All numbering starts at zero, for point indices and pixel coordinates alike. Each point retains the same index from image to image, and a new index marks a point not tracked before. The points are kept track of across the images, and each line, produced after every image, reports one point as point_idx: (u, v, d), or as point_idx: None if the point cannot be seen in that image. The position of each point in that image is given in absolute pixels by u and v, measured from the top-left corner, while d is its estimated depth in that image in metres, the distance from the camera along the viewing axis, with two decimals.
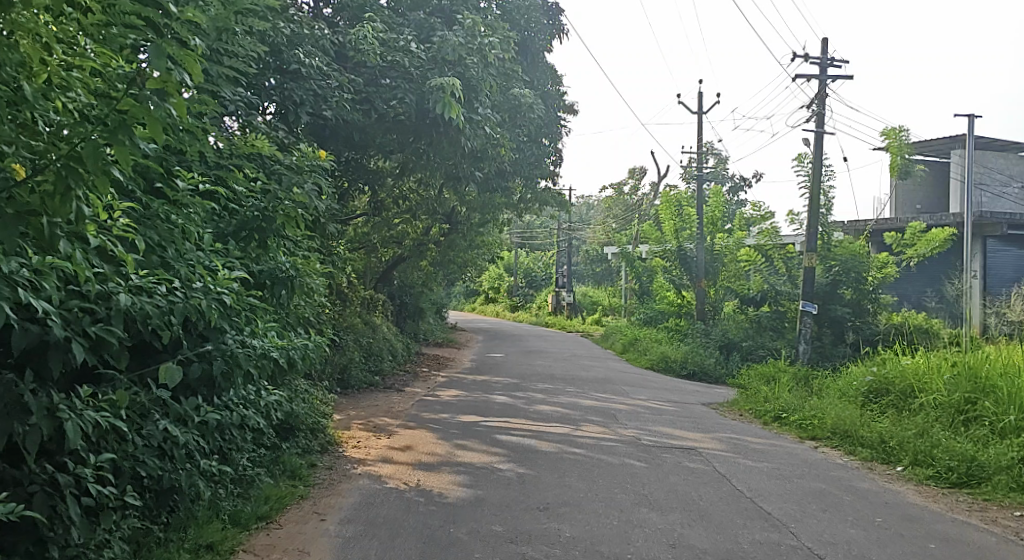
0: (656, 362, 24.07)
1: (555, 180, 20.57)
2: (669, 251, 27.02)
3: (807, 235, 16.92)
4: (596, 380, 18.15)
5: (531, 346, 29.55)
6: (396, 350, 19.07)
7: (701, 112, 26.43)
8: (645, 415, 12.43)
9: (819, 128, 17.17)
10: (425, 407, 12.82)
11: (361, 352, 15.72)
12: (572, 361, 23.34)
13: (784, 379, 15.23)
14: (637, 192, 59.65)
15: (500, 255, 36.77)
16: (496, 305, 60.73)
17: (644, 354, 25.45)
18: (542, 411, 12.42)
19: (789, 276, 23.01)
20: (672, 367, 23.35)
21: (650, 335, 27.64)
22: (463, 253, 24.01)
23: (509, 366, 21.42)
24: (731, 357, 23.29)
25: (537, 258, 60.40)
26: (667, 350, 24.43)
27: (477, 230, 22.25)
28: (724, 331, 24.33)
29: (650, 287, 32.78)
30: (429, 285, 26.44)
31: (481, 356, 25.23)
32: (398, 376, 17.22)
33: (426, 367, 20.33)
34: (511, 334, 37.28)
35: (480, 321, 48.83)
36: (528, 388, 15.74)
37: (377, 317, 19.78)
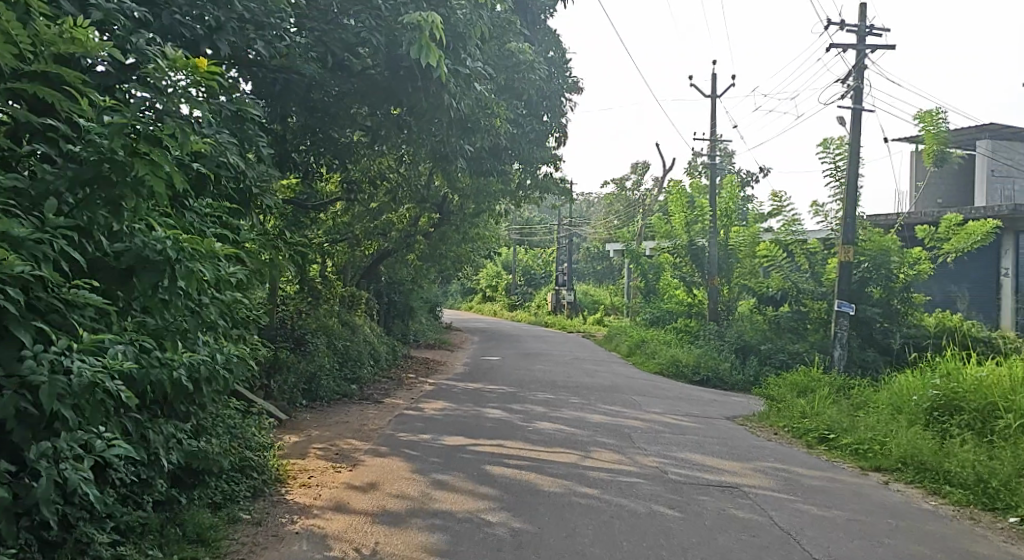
0: (665, 366, 22.07)
1: (558, 165, 18.59)
2: (679, 246, 25.01)
3: (843, 224, 14.93)
4: (602, 388, 16.14)
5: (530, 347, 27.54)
6: (379, 353, 17.06)
7: (715, 96, 24.43)
8: (664, 433, 10.42)
9: (856, 105, 15.18)
10: (404, 424, 10.78)
11: (334, 356, 13.72)
12: (575, 365, 21.35)
13: (822, 391, 13.16)
14: (640, 188, 57.68)
15: (496, 251, 34.76)
16: (493, 304, 58.67)
17: (652, 357, 23.45)
18: (543, 431, 10.38)
19: (812, 272, 21.00)
20: (683, 372, 21.36)
21: (657, 336, 25.62)
22: (455, 247, 22.01)
23: (506, 371, 19.43)
24: (748, 361, 21.30)
25: (537, 255, 58.34)
26: (678, 354, 22.43)
27: (470, 220, 20.24)
28: (740, 332, 22.33)
29: (656, 285, 30.78)
30: (420, 281, 24.43)
31: (475, 359, 23.23)
32: (379, 384, 15.22)
33: (413, 372, 18.31)
34: (509, 335, 35.26)
35: (476, 320, 46.78)
36: (526, 399, 13.71)
37: (358, 316, 17.78)
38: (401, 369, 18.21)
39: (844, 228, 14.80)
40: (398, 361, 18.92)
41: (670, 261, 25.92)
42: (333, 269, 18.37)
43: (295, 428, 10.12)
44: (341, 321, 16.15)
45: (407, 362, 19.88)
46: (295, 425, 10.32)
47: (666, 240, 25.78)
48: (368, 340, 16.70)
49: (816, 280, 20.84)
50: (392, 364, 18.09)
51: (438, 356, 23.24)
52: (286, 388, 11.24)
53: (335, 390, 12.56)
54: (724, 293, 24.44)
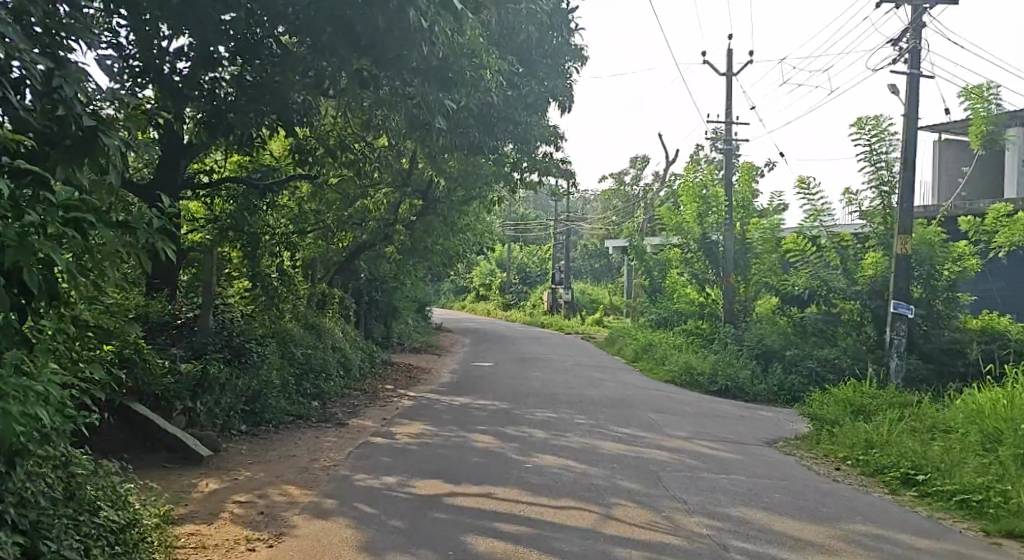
0: (677, 374, 19.68)
1: (558, 143, 16.24)
2: (690, 240, 22.60)
3: (901, 207, 12.48)
4: (612, 403, 13.76)
5: (526, 350, 25.13)
6: (350, 360, 14.60)
7: (732, 74, 22.08)
8: (701, 473, 8.06)
9: (913, 68, 12.85)
10: (368, 460, 8.37)
11: (288, 366, 11.29)
12: (576, 373, 18.97)
13: (885, 414, 10.79)
14: (640, 183, 55.32)
15: (489, 246, 32.29)
16: (486, 304, 56.23)
17: (661, 364, 21.05)
18: (547, 469, 7.99)
19: (845, 270, 18.58)
20: (698, 381, 18.97)
21: (666, 340, 23.22)
22: (443, 240, 19.62)
23: (498, 380, 17.02)
24: (771, 368, 18.96)
25: (533, 253, 55.96)
26: (691, 360, 20.06)
27: (457, 209, 17.84)
28: (761, 336, 19.95)
29: (663, 283, 28.37)
30: (403, 278, 21.98)
31: (465, 365, 20.79)
32: (347, 400, 12.83)
33: (392, 382, 15.90)
34: (502, 336, 32.81)
35: (468, 320, 44.31)
36: (521, 420, 11.29)
37: (326, 317, 15.33)
38: (375, 379, 15.75)
39: (900, 212, 12.37)
40: (373, 369, 16.44)
41: (681, 257, 23.50)
42: (300, 263, 15.96)
43: (221, 469, 7.71)
44: (305, 325, 13.70)
45: (385, 370, 17.43)
46: (223, 463, 7.95)
47: (676, 232, 23.32)
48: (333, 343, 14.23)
49: (849, 277, 18.44)
50: (367, 374, 15.64)
51: (421, 361, 20.80)
52: (215, 409, 8.85)
53: (284, 410, 10.17)
54: (740, 291, 21.97)
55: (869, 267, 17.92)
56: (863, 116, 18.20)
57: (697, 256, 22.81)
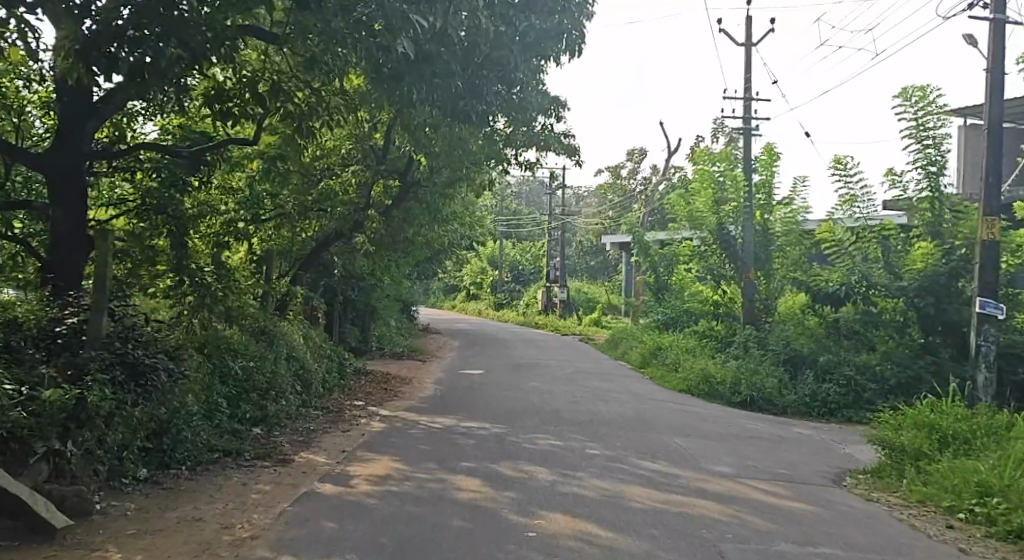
0: (694, 383, 17.18)
1: (558, 114, 13.85)
2: (704, 232, 20.14)
3: (984, 185, 10.14)
4: (629, 424, 11.33)
5: (520, 355, 22.62)
6: (309, 370, 12.18)
7: (750, 43, 19.69)
8: (779, 545, 5.67)
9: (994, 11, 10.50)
10: (303, 525, 5.92)
11: (214, 383, 8.85)
12: (579, 383, 16.53)
13: (986, 447, 8.44)
14: (638, 178, 52.97)
15: (479, 241, 29.80)
16: (477, 303, 53.75)
17: (674, 371, 18.54)
18: (560, 542, 5.56)
19: (887, 265, 16.32)
20: (719, 391, 16.48)
21: (678, 344, 20.71)
22: (424, 230, 17.09)
23: (489, 393, 14.56)
24: (802, 376, 16.55)
25: (526, 251, 53.42)
26: (708, 366, 17.63)
27: (441, 193, 15.37)
28: (789, 338, 17.51)
29: (670, 280, 25.92)
30: (378, 273, 19.40)
31: (452, 373, 18.30)
32: (300, 423, 10.35)
33: (363, 397, 13.41)
34: (494, 338, 30.31)
35: (457, 321, 41.80)
36: (519, 453, 8.82)
37: (281, 320, 12.86)
38: (342, 393, 13.28)
39: (985, 190, 10.02)
40: (339, 380, 13.96)
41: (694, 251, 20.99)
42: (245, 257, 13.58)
43: (80, 548, 5.29)
44: (252, 329, 11.25)
45: (355, 381, 14.94)
46: (89, 538, 5.50)
47: (687, 220, 20.72)
48: (288, 349, 11.80)
49: (892, 272, 16.13)
50: (331, 388, 13.19)
51: (398, 368, 18.27)
52: (95, 450, 6.37)
53: (198, 443, 7.78)
54: (760, 287, 19.46)
55: (919, 260, 15.71)
56: (908, 86, 15.96)
57: (711, 248, 20.24)
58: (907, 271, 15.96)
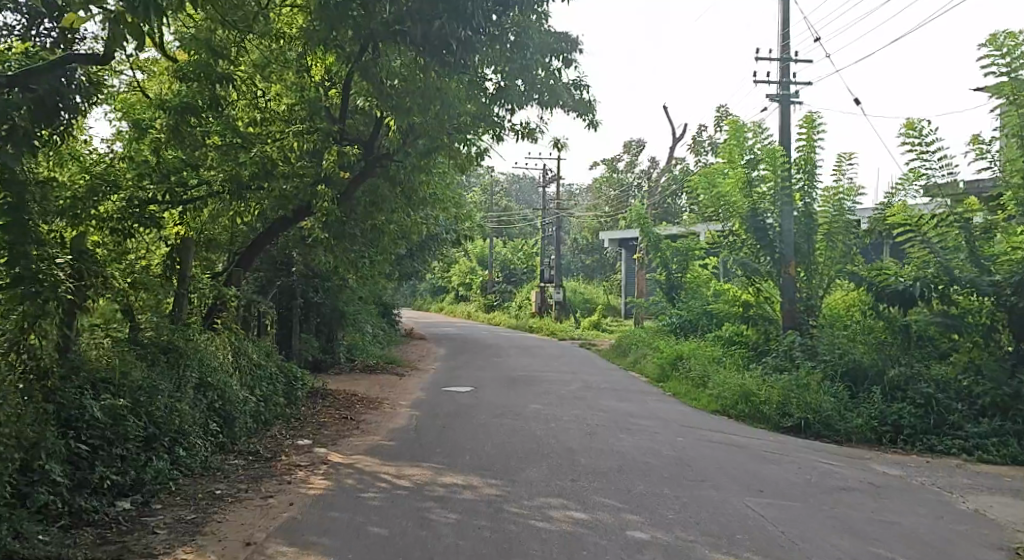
0: (731, 402, 13.95)
1: (568, 63, 10.69)
2: (734, 219, 16.85)
3: None
4: (673, 474, 8.13)
5: (514, 366, 19.32)
6: (237, 401, 8.95)
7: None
8: None
9: None
10: None
11: (44, 436, 5.65)
12: (591, 404, 13.33)
13: None
14: (636, 171, 49.98)
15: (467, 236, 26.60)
16: (467, 305, 50.54)
17: (703, 388, 15.30)
18: None
19: (972, 255, 13.22)
20: (764, 413, 13.27)
21: (703, 353, 17.49)
22: (396, 217, 13.83)
23: (477, 423, 11.32)
24: (865, 394, 13.39)
25: (518, 249, 50.21)
26: (745, 380, 14.46)
27: (417, 169, 12.14)
28: (845, 347, 14.33)
29: (685, 280, 22.75)
30: (342, 271, 16.07)
31: (434, 391, 15.06)
32: (203, 484, 7.08)
33: (311, 431, 10.11)
34: (485, 344, 27.12)
35: (444, 325, 38.57)
36: (525, 543, 5.64)
37: (201, 331, 9.62)
38: (284, 427, 10.00)
39: None
40: (283, 409, 10.68)
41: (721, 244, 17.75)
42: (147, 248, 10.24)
43: None
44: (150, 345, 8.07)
45: (306, 407, 11.67)
46: None
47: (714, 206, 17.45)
48: (206, 373, 8.58)
49: (979, 265, 13.07)
50: (269, 421, 9.91)
51: (366, 387, 14.97)
52: None
53: None
54: (801, 284, 16.27)
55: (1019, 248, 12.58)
56: (997, 31, 12.82)
57: (743, 238, 16.95)
58: (999, 264, 12.90)
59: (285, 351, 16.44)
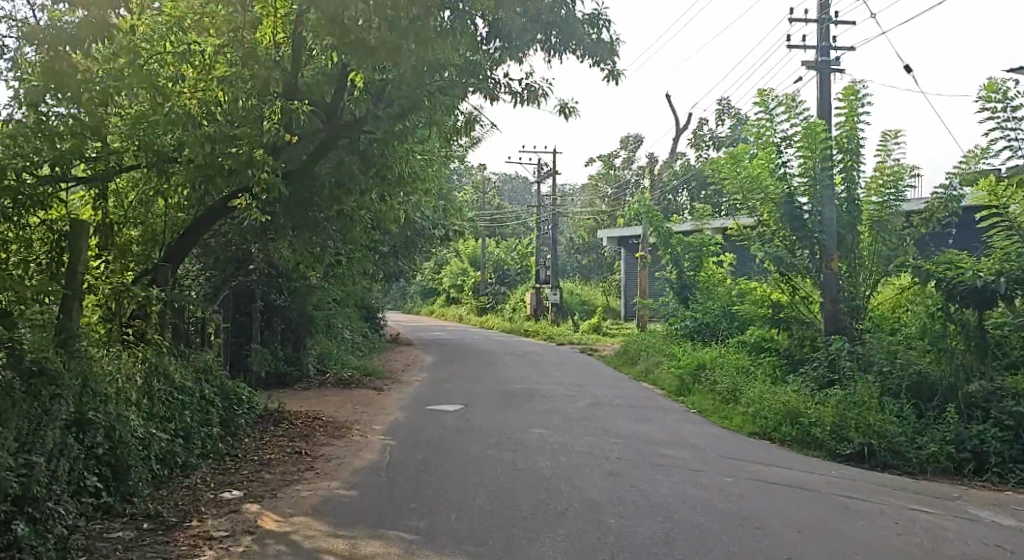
0: (773, 424, 11.59)
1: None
2: (764, 206, 14.51)
3: None
4: (741, 546, 5.77)
5: (509, 377, 16.91)
6: (137, 444, 6.57)
7: None
8: None
9: None
10: None
11: None
12: (605, 428, 10.97)
13: None
14: (633, 168, 47.72)
15: (455, 233, 24.22)
16: (458, 308, 48.11)
17: (736, 405, 12.93)
18: None
19: None
20: (815, 438, 10.92)
21: (728, 362, 15.11)
22: (368, 201, 11.44)
23: (466, 458, 8.96)
24: (935, 413, 11.09)
25: (511, 249, 47.76)
26: (785, 396, 12.13)
27: (390, 140, 9.76)
28: (907, 357, 11.99)
29: (699, 279, 20.43)
30: (307, 269, 13.64)
31: (417, 410, 12.68)
32: None
33: (249, 476, 7.72)
34: (477, 351, 24.73)
35: (433, 329, 36.15)
36: None
37: (97, 345, 7.23)
38: (212, 472, 7.58)
39: None
40: (213, 444, 8.27)
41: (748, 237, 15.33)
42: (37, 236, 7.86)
43: None
44: (10, 369, 5.73)
45: (249, 437, 9.24)
46: None
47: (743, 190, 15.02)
48: (90, 410, 6.21)
49: None
50: (189, 464, 7.51)
51: (331, 407, 12.54)
52: None
53: None
54: (845, 281, 13.91)
55: None
56: None
57: (776, 228, 14.54)
58: None
59: (237, 365, 13.95)
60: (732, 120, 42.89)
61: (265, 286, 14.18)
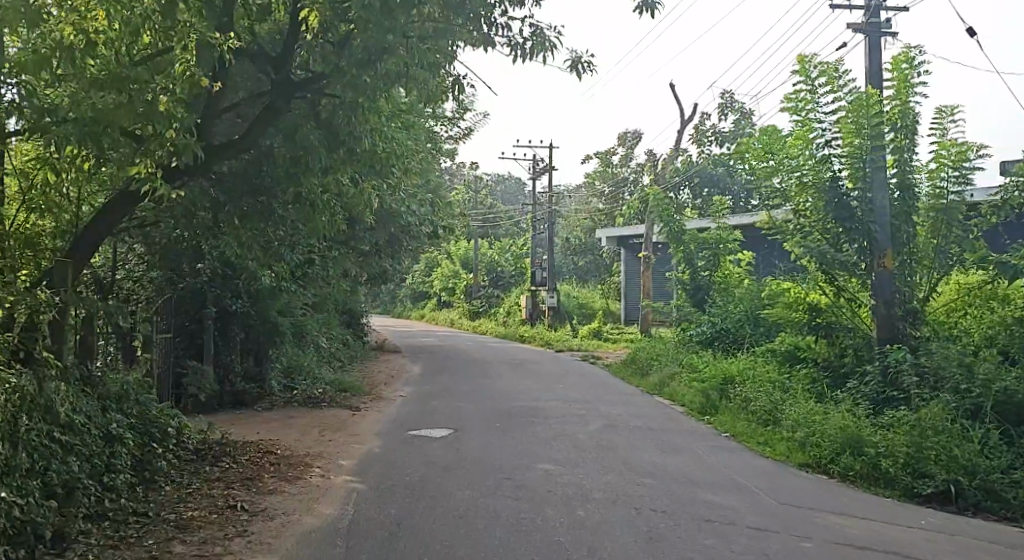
0: (829, 454, 9.52)
1: None
2: (804, 192, 12.45)
3: None
4: None
5: (505, 392, 14.80)
6: None
7: None
8: None
9: None
10: None
11: None
12: (624, 464, 8.86)
13: None
14: (632, 164, 45.66)
15: (444, 230, 22.08)
16: (450, 312, 45.94)
17: (777, 428, 10.85)
18: None
19: None
20: (884, 473, 8.83)
21: (760, 374, 13.05)
22: (333, 183, 9.34)
23: (452, 511, 6.84)
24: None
25: (504, 250, 45.66)
26: (840, 419, 10.06)
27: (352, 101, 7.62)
28: (988, 372, 9.90)
29: (721, 286, 18.42)
30: (267, 268, 11.52)
31: (395, 437, 10.54)
32: None
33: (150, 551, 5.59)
34: (469, 360, 22.61)
35: (422, 335, 34.01)
36: None
37: None
38: (96, 551, 5.52)
39: None
40: (111, 502, 6.19)
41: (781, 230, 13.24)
42: None
43: None
44: None
45: (171, 485, 7.16)
46: None
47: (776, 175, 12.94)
48: None
49: None
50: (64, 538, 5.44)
51: (294, 435, 10.42)
52: None
53: None
54: (899, 281, 11.87)
55: None
56: None
57: (815, 219, 12.48)
58: None
59: (179, 395, 11.66)
60: (736, 114, 40.84)
61: (212, 291, 12.21)
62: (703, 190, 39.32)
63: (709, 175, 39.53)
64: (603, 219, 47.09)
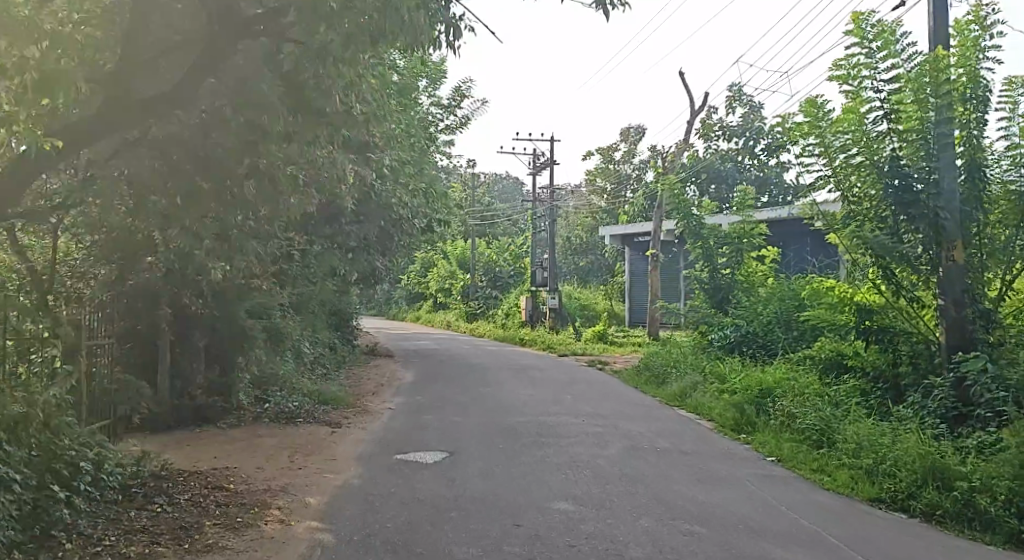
0: (908, 487, 7.79)
1: None
2: (858, 175, 10.77)
3: None
4: None
5: (507, 405, 13.04)
6: None
7: None
8: None
9: None
10: None
11: None
12: (659, 502, 7.14)
13: None
14: (634, 160, 43.97)
15: (438, 224, 20.34)
16: (446, 314, 44.19)
17: (836, 452, 9.13)
18: None
19: None
20: (982, 513, 7.12)
21: (803, 385, 11.33)
22: (299, 155, 7.59)
23: None
24: None
25: (503, 249, 43.91)
26: (913, 443, 8.37)
27: None
28: None
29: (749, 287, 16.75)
30: (228, 262, 9.77)
31: (378, 462, 8.80)
32: None
33: None
34: (466, 366, 20.87)
35: (417, 337, 32.22)
36: None
37: None
38: None
39: None
40: None
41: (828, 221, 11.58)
42: None
43: None
44: None
45: (73, 543, 5.42)
46: None
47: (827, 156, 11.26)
48: None
49: None
50: None
51: (256, 462, 8.66)
52: None
53: None
54: (969, 278, 10.15)
55: None
56: None
57: (869, 207, 10.80)
58: None
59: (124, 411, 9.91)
60: (744, 107, 39.16)
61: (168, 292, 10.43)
62: (710, 187, 37.63)
63: (716, 171, 37.85)
64: (604, 218, 45.37)
